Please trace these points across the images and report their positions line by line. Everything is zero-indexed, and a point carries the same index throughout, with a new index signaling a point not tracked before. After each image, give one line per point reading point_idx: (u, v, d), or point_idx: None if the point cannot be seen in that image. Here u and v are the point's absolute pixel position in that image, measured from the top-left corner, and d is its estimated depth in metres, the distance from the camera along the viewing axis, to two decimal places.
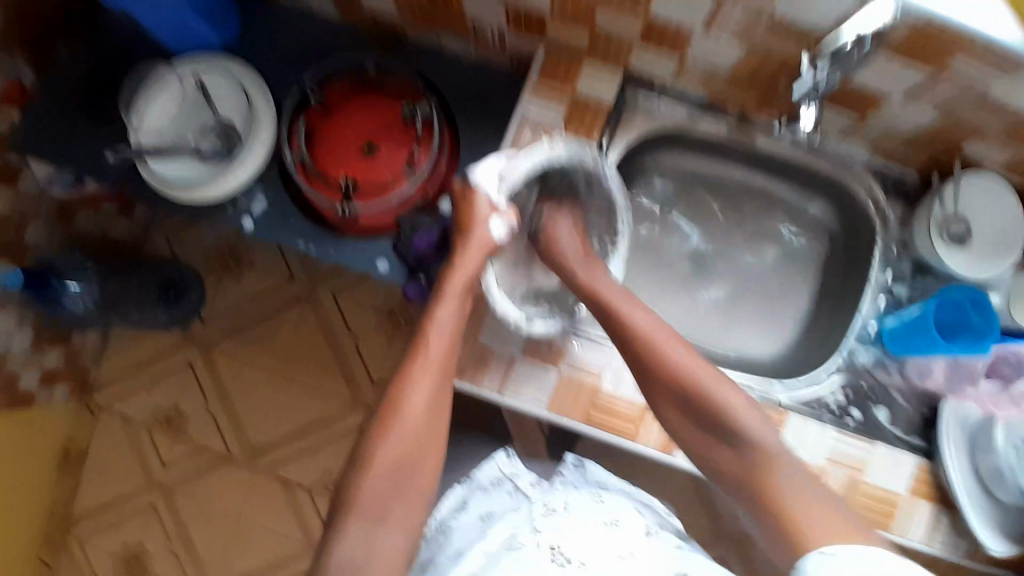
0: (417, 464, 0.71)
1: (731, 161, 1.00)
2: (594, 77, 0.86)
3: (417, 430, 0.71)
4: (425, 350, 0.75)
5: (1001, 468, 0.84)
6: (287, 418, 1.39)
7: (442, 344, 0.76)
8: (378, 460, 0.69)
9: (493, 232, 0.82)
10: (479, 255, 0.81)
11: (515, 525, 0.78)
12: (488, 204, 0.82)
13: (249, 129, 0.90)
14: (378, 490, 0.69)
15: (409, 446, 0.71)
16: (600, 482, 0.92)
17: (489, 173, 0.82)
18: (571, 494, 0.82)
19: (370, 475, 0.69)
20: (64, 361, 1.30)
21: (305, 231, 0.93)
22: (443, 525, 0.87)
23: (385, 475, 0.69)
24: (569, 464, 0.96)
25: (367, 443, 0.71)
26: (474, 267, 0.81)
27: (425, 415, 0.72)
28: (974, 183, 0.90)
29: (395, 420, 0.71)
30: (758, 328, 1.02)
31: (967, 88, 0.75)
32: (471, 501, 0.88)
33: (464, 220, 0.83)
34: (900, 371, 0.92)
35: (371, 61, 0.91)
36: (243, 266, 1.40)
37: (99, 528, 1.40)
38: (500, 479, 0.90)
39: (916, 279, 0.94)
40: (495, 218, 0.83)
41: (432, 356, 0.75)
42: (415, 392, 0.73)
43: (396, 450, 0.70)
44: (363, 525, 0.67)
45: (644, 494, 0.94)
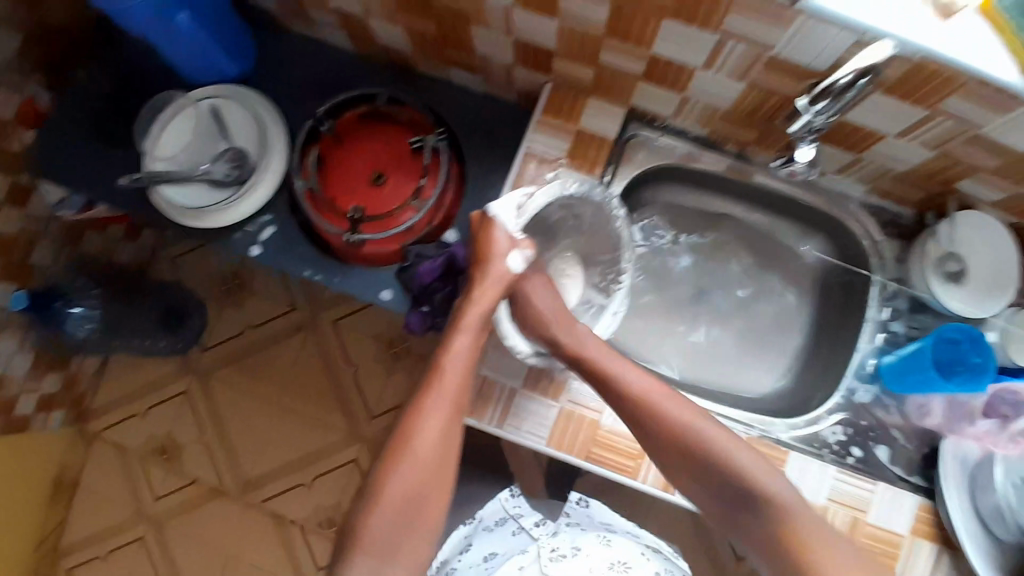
0: (425, 500, 0.70)
1: (730, 199, 1.03)
2: (597, 114, 0.89)
3: (426, 468, 0.70)
4: (440, 382, 0.73)
5: (1000, 507, 0.83)
6: (284, 449, 1.38)
7: (458, 374, 0.74)
8: (388, 491, 0.69)
9: (511, 266, 0.80)
10: (496, 288, 0.80)
11: (522, 567, 0.78)
12: (505, 236, 0.81)
13: (261, 158, 0.92)
14: (388, 526, 0.68)
15: (419, 479, 0.70)
16: (606, 523, 0.91)
17: (507, 207, 0.82)
18: (583, 537, 0.81)
19: (377, 511, 0.68)
20: (60, 386, 1.29)
21: (312, 259, 0.94)
22: (448, 564, 0.86)
23: (392, 511, 0.68)
24: (574, 502, 0.95)
25: (379, 475, 0.70)
26: (491, 298, 0.80)
27: (436, 449, 0.71)
28: (971, 221, 0.90)
29: (406, 455, 0.70)
30: (757, 363, 1.03)
31: (960, 127, 0.77)
32: (477, 541, 0.86)
33: (482, 253, 0.81)
34: (899, 408, 0.93)
35: (382, 95, 0.93)
36: (245, 294, 1.41)
37: (88, 561, 1.38)
38: (505, 518, 0.89)
39: (914, 317, 0.95)
40: (514, 251, 0.81)
41: (448, 390, 0.73)
42: (429, 423, 0.71)
43: (406, 483, 0.69)
44: (372, 560, 0.67)
45: (650, 537, 0.92)
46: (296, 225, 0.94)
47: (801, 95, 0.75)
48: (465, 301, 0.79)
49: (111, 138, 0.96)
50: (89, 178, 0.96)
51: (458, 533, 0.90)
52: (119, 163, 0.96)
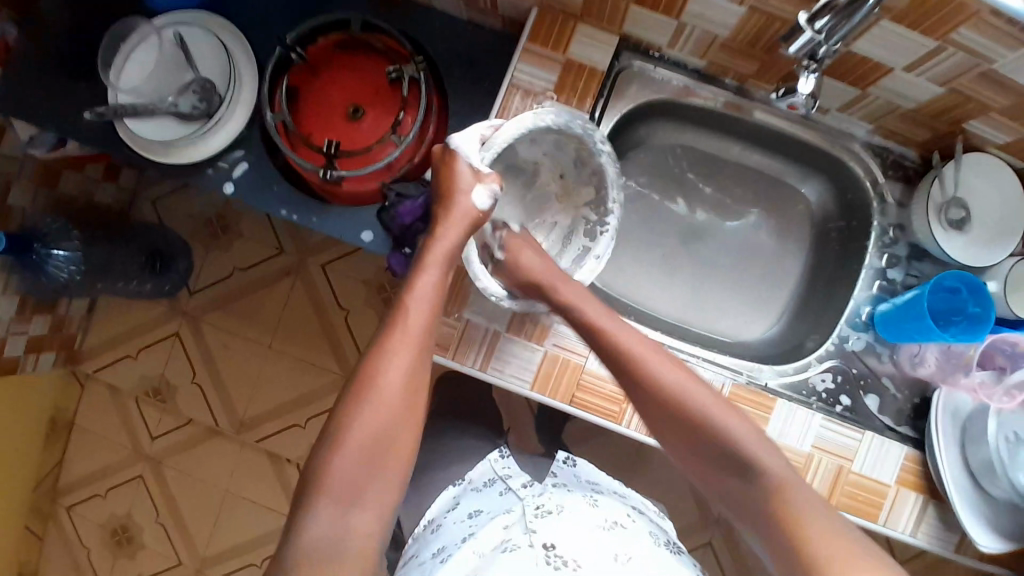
0: (393, 443, 0.62)
1: (729, 138, 0.99)
2: (587, 44, 0.84)
3: (392, 406, 0.62)
4: (405, 323, 0.67)
5: (990, 461, 0.82)
6: (275, 390, 1.37)
7: (423, 325, 0.68)
8: (349, 437, 0.61)
9: (476, 203, 0.75)
10: (461, 226, 0.75)
11: (507, 527, 0.74)
12: (469, 169, 0.77)
13: (230, 90, 0.87)
14: (350, 471, 0.60)
15: (387, 418, 0.62)
16: (592, 481, 0.89)
17: (469, 139, 0.78)
18: (569, 496, 0.78)
19: (338, 455, 0.60)
20: (49, 329, 1.28)
21: (288, 198, 0.90)
22: (434, 522, 0.84)
23: (358, 453, 0.60)
24: (562, 461, 0.93)
25: (339, 418, 0.62)
26: (456, 239, 0.74)
27: (403, 389, 0.64)
28: (974, 163, 0.88)
29: (370, 391, 0.62)
30: (751, 310, 1.00)
31: (972, 61, 0.72)
32: (465, 500, 0.85)
33: (445, 189, 0.76)
34: (892, 356, 0.91)
35: (356, 20, 0.87)
36: (230, 236, 1.38)
37: (85, 498, 1.40)
38: (494, 479, 0.87)
39: (914, 264, 0.92)
40: (479, 186, 0.76)
41: (412, 335, 0.66)
42: (390, 366, 0.64)
43: (368, 429, 0.61)
44: (333, 506, 0.59)
45: (639, 496, 0.89)
46: (272, 163, 0.90)
47: (800, 14, 0.67)
48: (430, 238, 0.74)
49: (77, 71, 0.91)
50: (57, 112, 0.91)
51: (449, 495, 0.88)
52: (86, 98, 0.91)
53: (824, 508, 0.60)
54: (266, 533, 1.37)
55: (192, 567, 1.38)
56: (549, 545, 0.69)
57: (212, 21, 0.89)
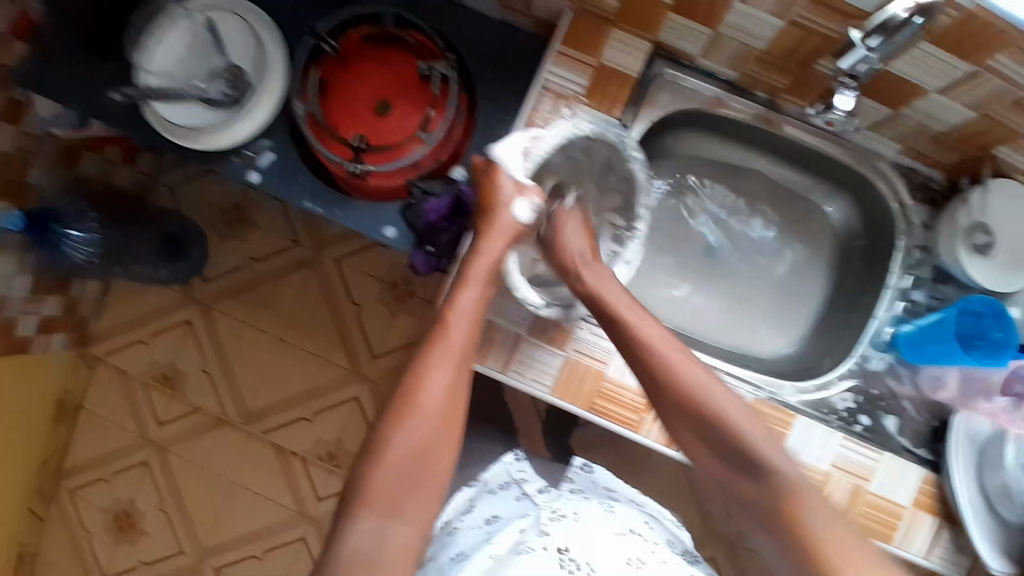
0: (435, 454, 0.64)
1: (757, 151, 0.98)
2: (620, 50, 0.83)
3: (431, 419, 0.64)
4: (446, 339, 0.68)
5: (1007, 487, 0.80)
6: (283, 383, 1.37)
7: (465, 335, 0.69)
8: (393, 452, 0.62)
9: (520, 216, 0.77)
10: (501, 240, 0.77)
11: (522, 531, 0.72)
12: (512, 183, 0.79)
13: (261, 78, 0.87)
14: (394, 481, 0.61)
15: (429, 428, 0.64)
16: (608, 488, 0.88)
17: (512, 150, 0.79)
18: (584, 505, 0.77)
19: (385, 467, 0.61)
20: (62, 310, 1.28)
21: (312, 190, 0.90)
22: (450, 523, 0.82)
23: (400, 466, 0.62)
24: (579, 467, 0.93)
25: (380, 431, 0.63)
26: (499, 252, 0.76)
27: (444, 401, 0.65)
28: (1006, 190, 0.85)
29: (413, 410, 0.64)
30: (771, 324, 0.99)
31: (1007, 87, 0.71)
32: (480, 503, 0.83)
33: (488, 201, 0.79)
34: (913, 379, 0.90)
35: (389, 15, 0.89)
36: (246, 226, 1.38)
37: (89, 481, 1.40)
38: (508, 482, 0.88)
39: (937, 286, 0.90)
40: (521, 200, 0.78)
41: (453, 345, 0.68)
42: (434, 380, 0.65)
43: (412, 445, 0.62)
44: (377, 516, 0.60)
45: (654, 506, 0.89)
46: (299, 155, 0.90)
47: (852, 31, 0.68)
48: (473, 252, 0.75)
49: (108, 55, 0.92)
50: (86, 94, 0.91)
51: (464, 494, 0.87)
52: (114, 82, 0.91)
53: (850, 539, 0.60)
54: (268, 526, 1.37)
55: (194, 557, 1.38)
56: (563, 549, 0.68)
57: (244, 6, 0.88)
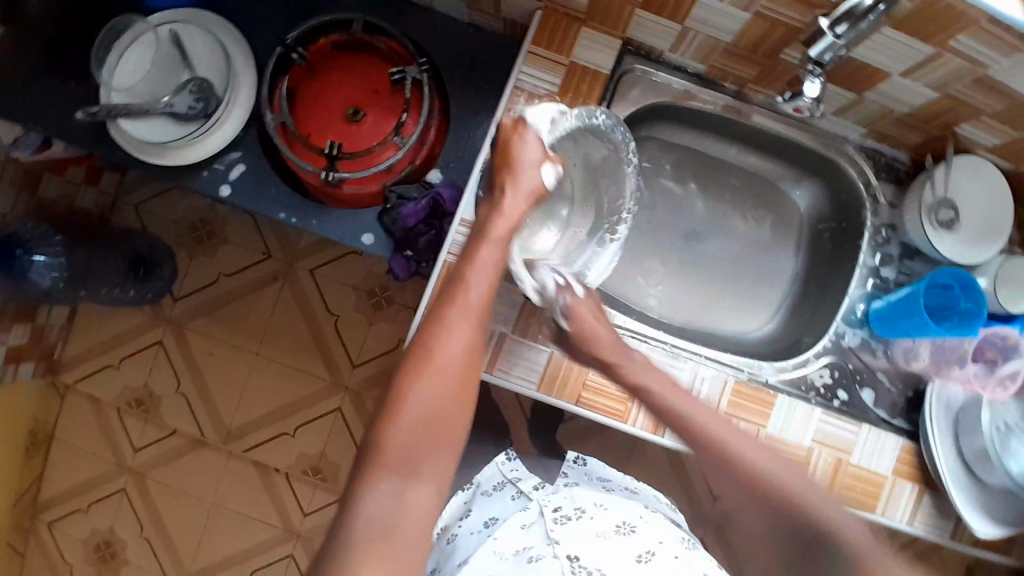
0: (449, 417, 0.62)
1: (727, 140, 1.00)
2: (590, 47, 0.84)
3: (447, 379, 0.63)
4: (464, 295, 0.67)
5: (984, 450, 0.83)
6: (263, 399, 1.35)
7: (482, 294, 0.68)
8: (408, 407, 0.60)
9: (545, 179, 0.76)
10: (527, 201, 0.75)
11: (527, 526, 0.75)
12: (538, 147, 0.77)
13: (227, 89, 0.86)
14: (406, 441, 0.59)
15: (445, 391, 0.62)
16: (604, 478, 0.90)
17: (540, 119, 0.78)
18: (583, 497, 0.79)
19: (400, 427, 0.60)
20: (29, 338, 1.25)
21: (285, 201, 0.89)
22: (449, 530, 0.85)
23: (415, 422, 0.60)
24: (572, 461, 0.93)
25: (395, 389, 0.62)
26: (522, 212, 0.74)
27: (460, 364, 0.64)
28: (962, 165, 0.89)
29: (429, 366, 0.62)
30: (746, 307, 1.01)
31: (967, 67, 0.74)
32: (476, 507, 0.84)
33: (509, 158, 0.75)
34: (885, 352, 0.92)
35: (358, 20, 0.87)
36: (215, 242, 1.36)
37: (67, 513, 1.36)
38: (502, 483, 0.87)
39: (904, 262, 0.93)
40: (546, 165, 0.77)
41: (470, 305, 0.67)
42: (452, 337, 0.64)
43: (428, 402, 0.61)
44: (393, 478, 0.57)
45: (648, 490, 0.92)
46: (270, 166, 0.89)
47: (821, 17, 0.70)
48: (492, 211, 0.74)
49: (66, 72, 0.89)
50: (44, 112, 0.88)
51: (460, 501, 0.88)
52: (76, 99, 0.89)
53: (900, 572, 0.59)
54: (256, 546, 1.34)
55: None
56: (574, 556, 0.70)
57: (210, 20, 0.88)
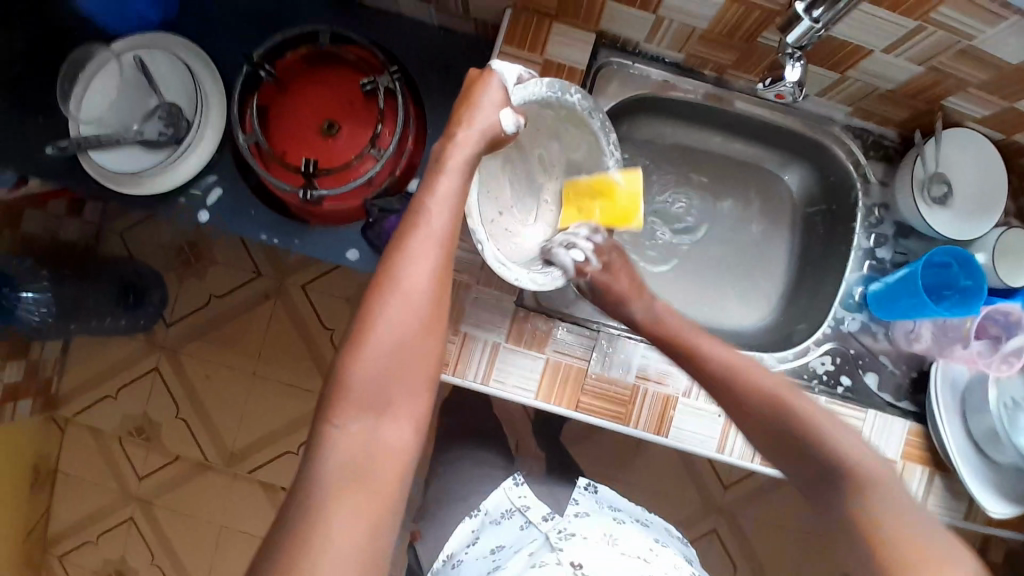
0: (421, 349, 0.58)
1: (711, 128, 0.98)
2: (563, 42, 0.82)
3: (414, 305, 0.57)
4: (426, 216, 0.60)
5: (993, 430, 0.81)
6: (262, 418, 1.33)
7: (445, 217, 0.61)
8: (372, 340, 0.56)
9: (503, 122, 0.68)
10: (481, 142, 0.66)
11: (532, 552, 0.75)
12: (497, 91, 0.69)
13: (197, 112, 0.85)
14: (376, 374, 0.56)
15: (415, 319, 0.57)
16: (613, 504, 0.89)
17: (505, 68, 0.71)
18: (592, 523, 0.79)
19: (368, 360, 0.55)
20: (24, 374, 1.22)
21: (266, 221, 0.88)
22: (455, 556, 0.84)
23: (386, 354, 0.56)
24: (583, 488, 0.91)
25: (361, 320, 0.57)
26: (476, 144, 0.66)
27: (430, 291, 0.58)
28: (953, 139, 0.88)
29: (391, 293, 0.57)
30: (742, 297, 0.99)
31: (951, 39, 0.72)
32: (484, 534, 0.84)
33: (468, 100, 0.69)
34: (887, 335, 0.90)
35: (325, 32, 0.85)
36: (203, 263, 1.34)
37: (77, 546, 1.36)
38: (511, 510, 0.85)
39: (900, 241, 0.91)
40: (506, 110, 0.69)
41: (434, 231, 0.60)
42: (416, 261, 0.58)
43: (394, 332, 0.56)
44: (364, 418, 0.55)
45: (657, 519, 0.90)
46: (248, 188, 0.88)
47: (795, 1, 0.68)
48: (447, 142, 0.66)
49: (35, 107, 0.87)
50: (15, 150, 0.86)
51: (467, 527, 0.88)
52: (48, 134, 0.87)
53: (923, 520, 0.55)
54: None
55: None
56: (577, 564, 0.69)
57: (174, 42, 0.86)
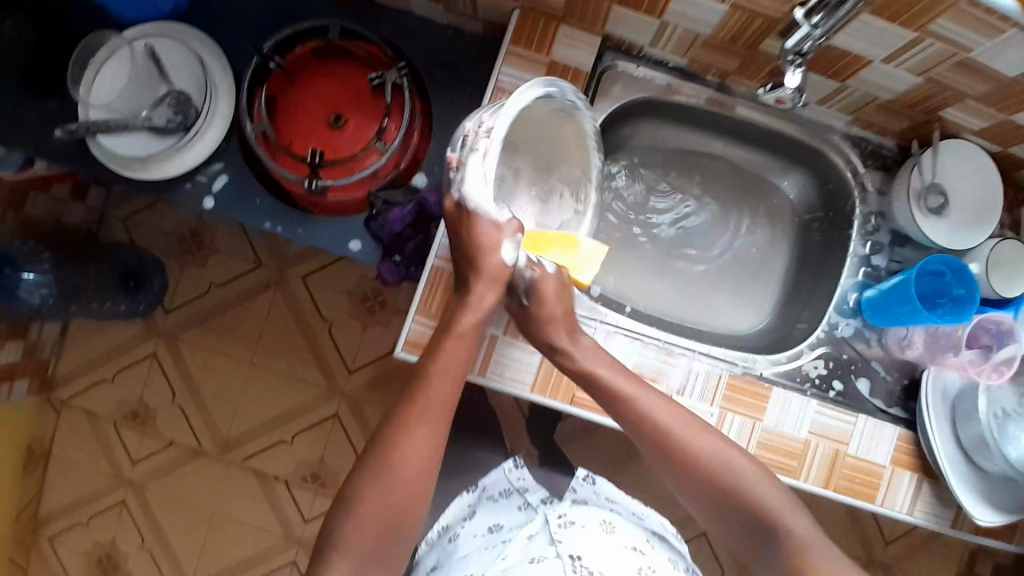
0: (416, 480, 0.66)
1: (712, 133, 0.99)
2: (570, 44, 0.84)
3: (436, 423, 0.69)
4: (433, 366, 0.71)
5: (983, 437, 0.82)
6: (259, 406, 1.34)
7: (449, 370, 0.71)
8: (378, 472, 0.65)
9: (506, 260, 0.74)
10: (492, 290, 0.74)
11: (530, 535, 0.76)
12: (489, 225, 0.72)
13: (206, 101, 0.86)
14: (379, 502, 0.64)
15: (419, 451, 0.67)
16: (611, 500, 0.89)
17: (477, 184, 0.70)
18: (590, 510, 0.80)
19: (398, 446, 0.66)
20: (21, 356, 1.24)
21: (272, 210, 0.89)
22: (451, 530, 0.86)
23: (388, 484, 0.65)
24: (580, 479, 0.92)
25: (399, 412, 0.69)
26: (488, 300, 0.74)
27: (429, 433, 0.68)
28: (948, 150, 0.89)
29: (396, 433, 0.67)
30: (739, 300, 1.00)
31: (948, 52, 0.74)
32: (481, 510, 0.86)
33: (470, 253, 0.73)
34: (879, 341, 0.91)
35: (335, 28, 0.86)
36: (205, 252, 1.35)
37: (68, 528, 1.36)
38: (509, 490, 0.89)
39: (896, 248, 0.93)
40: (505, 242, 0.73)
41: (439, 379, 0.71)
42: (421, 407, 0.68)
43: (395, 468, 0.66)
44: (362, 536, 0.63)
45: (654, 517, 0.91)
46: (254, 176, 0.89)
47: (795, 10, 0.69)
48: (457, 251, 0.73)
49: (46, 91, 0.88)
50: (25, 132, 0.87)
51: (464, 501, 0.89)
52: (57, 117, 0.88)
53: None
54: (254, 556, 1.34)
55: None
56: (576, 556, 0.71)
57: (185, 33, 0.87)
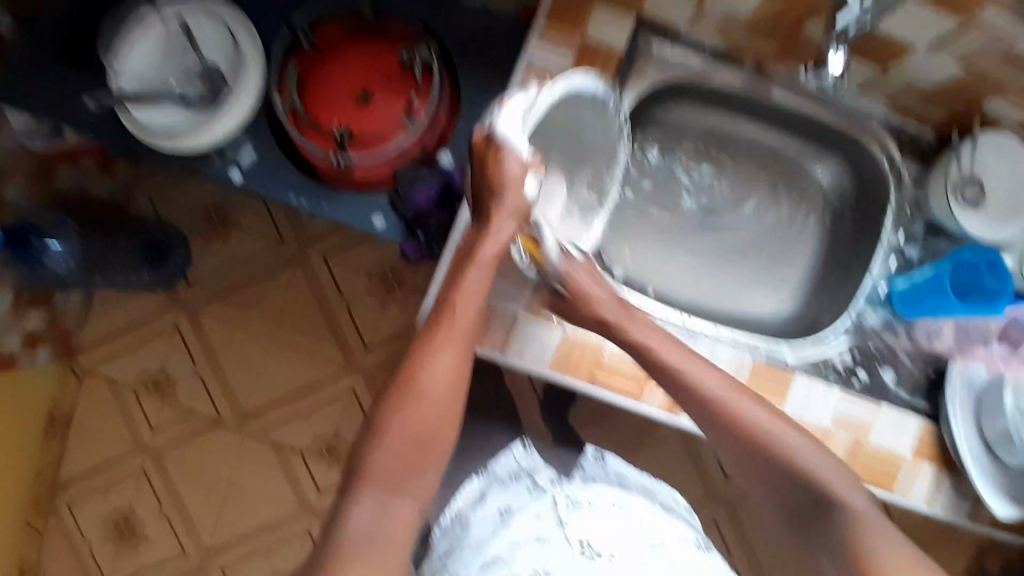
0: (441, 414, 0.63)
1: (745, 117, 0.97)
2: (605, 24, 0.83)
3: (460, 347, 0.66)
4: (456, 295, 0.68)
5: (1007, 431, 0.82)
6: (276, 379, 1.36)
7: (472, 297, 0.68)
8: (402, 406, 0.62)
9: (530, 191, 0.71)
10: (512, 222, 0.71)
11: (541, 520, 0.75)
12: (517, 160, 0.70)
13: (237, 75, 0.85)
14: (402, 437, 0.61)
15: (439, 383, 0.64)
16: (621, 477, 0.89)
17: (512, 121, 0.71)
18: (601, 494, 0.79)
19: (420, 384, 0.63)
20: (45, 323, 1.26)
21: (298, 184, 0.89)
22: (462, 515, 0.82)
23: (414, 418, 0.62)
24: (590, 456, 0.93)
25: (423, 342, 0.65)
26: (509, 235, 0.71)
27: (451, 367, 0.65)
28: (991, 141, 0.87)
29: (420, 368, 0.63)
30: (766, 288, 0.99)
31: (995, 39, 0.72)
32: (491, 494, 0.83)
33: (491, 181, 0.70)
34: (908, 333, 0.90)
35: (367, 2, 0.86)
36: (227, 227, 1.35)
37: (87, 494, 1.37)
38: (518, 472, 0.87)
39: (929, 239, 0.92)
40: (529, 175, 0.71)
41: (465, 313, 0.67)
42: (445, 339, 0.65)
43: (420, 401, 0.62)
44: (386, 483, 0.60)
45: (666, 489, 0.90)
46: (280, 149, 0.89)
47: None
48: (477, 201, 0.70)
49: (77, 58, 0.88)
50: (57, 100, 0.88)
51: (473, 486, 0.87)
52: (88, 85, 0.88)
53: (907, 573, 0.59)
54: (268, 526, 1.36)
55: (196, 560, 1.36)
56: None
57: None
